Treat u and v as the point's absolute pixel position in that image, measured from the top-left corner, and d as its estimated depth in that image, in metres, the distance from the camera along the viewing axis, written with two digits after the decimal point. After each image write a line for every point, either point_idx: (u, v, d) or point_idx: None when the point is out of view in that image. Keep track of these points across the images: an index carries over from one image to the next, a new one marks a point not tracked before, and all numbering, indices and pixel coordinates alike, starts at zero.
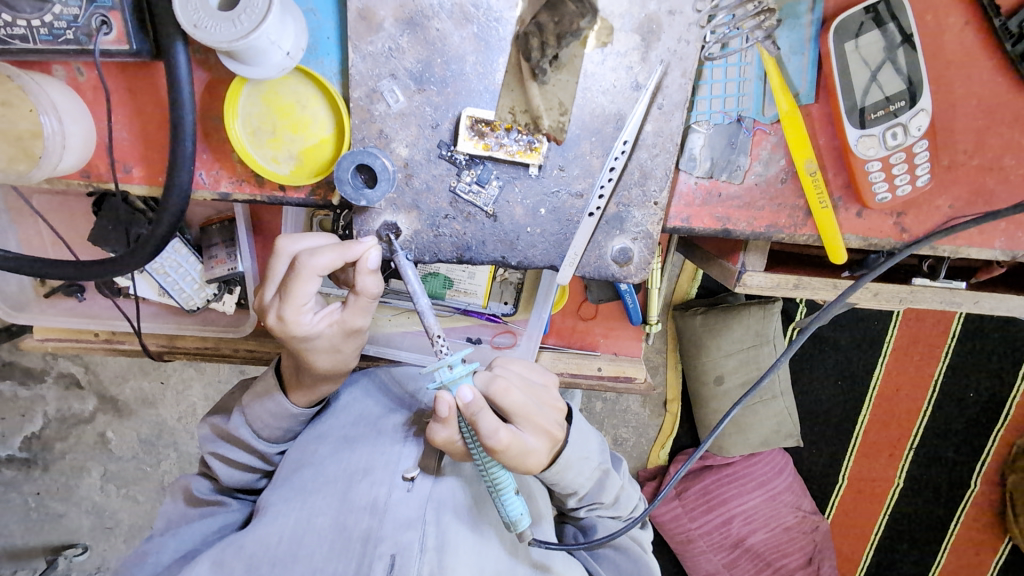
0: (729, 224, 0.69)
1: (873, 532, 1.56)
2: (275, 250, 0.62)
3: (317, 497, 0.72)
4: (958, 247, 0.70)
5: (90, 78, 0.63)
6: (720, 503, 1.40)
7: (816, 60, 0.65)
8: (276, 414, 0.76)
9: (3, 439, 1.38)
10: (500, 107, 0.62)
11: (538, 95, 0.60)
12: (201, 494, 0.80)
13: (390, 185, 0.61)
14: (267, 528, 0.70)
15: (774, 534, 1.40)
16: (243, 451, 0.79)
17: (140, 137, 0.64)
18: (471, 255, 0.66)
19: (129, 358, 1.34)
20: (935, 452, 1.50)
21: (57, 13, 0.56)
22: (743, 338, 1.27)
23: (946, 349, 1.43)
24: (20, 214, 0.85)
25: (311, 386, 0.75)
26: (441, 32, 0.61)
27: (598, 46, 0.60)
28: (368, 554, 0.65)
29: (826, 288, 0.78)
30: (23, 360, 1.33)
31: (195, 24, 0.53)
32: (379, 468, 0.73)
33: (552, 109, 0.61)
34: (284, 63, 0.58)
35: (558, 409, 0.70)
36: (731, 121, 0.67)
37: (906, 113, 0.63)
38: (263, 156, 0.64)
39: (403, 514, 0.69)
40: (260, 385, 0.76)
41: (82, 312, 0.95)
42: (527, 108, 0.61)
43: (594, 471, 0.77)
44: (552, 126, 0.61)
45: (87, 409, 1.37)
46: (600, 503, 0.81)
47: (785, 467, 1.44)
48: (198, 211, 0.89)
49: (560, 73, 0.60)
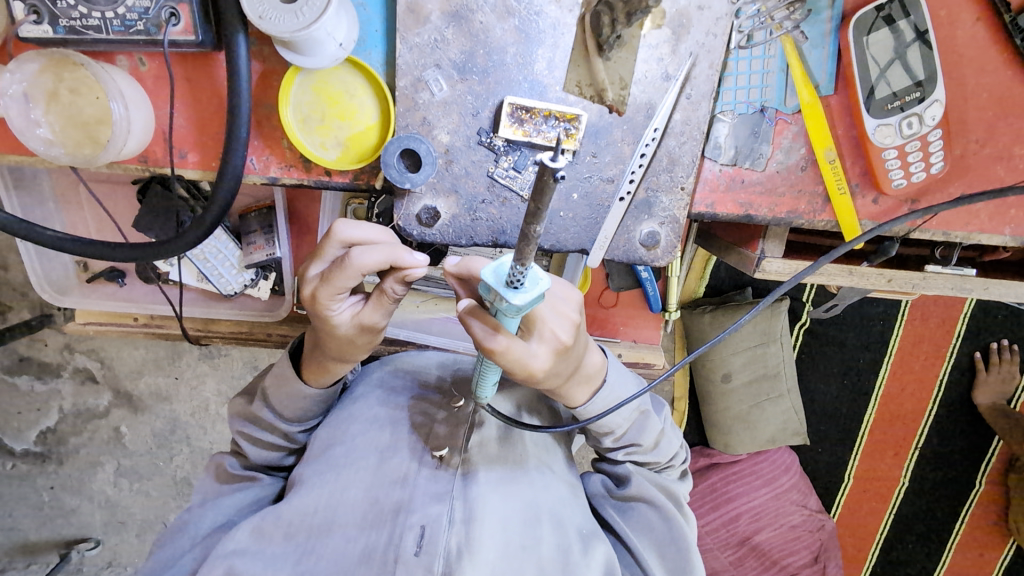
0: (751, 210, 0.72)
1: (880, 528, 1.58)
2: (327, 232, 0.61)
3: (349, 473, 0.74)
4: (969, 233, 0.74)
5: (152, 68, 0.66)
6: (726, 500, 1.43)
7: (836, 52, 0.68)
8: (296, 396, 0.78)
9: (19, 433, 1.42)
10: (568, 80, 0.65)
11: (603, 70, 0.64)
12: (233, 469, 0.82)
13: (433, 168, 0.66)
14: (305, 499, 0.73)
15: (781, 532, 1.44)
16: (269, 431, 0.82)
17: (196, 123, 0.68)
18: (506, 239, 0.69)
19: (145, 353, 1.36)
20: (941, 448, 1.53)
21: (130, 5, 0.60)
22: (752, 336, 1.32)
23: (950, 350, 1.46)
24: (67, 199, 0.89)
25: (325, 370, 0.76)
26: (484, 25, 0.64)
27: (655, 29, 0.64)
28: (399, 525, 0.69)
29: (841, 274, 0.83)
30: (39, 355, 1.36)
31: (260, 15, 0.57)
32: (406, 446, 0.78)
33: (614, 83, 0.64)
34: (337, 53, 0.62)
35: (571, 320, 0.62)
36: (755, 111, 0.70)
37: (920, 104, 0.66)
38: (313, 143, 0.68)
39: (431, 489, 0.73)
40: (277, 370, 0.78)
41: (122, 297, 0.98)
42: (592, 81, 0.64)
43: (632, 411, 0.81)
44: (614, 98, 0.64)
45: (102, 404, 1.40)
46: (639, 446, 0.84)
47: (792, 465, 1.46)
48: (238, 199, 0.93)
49: (621, 49, 0.62)
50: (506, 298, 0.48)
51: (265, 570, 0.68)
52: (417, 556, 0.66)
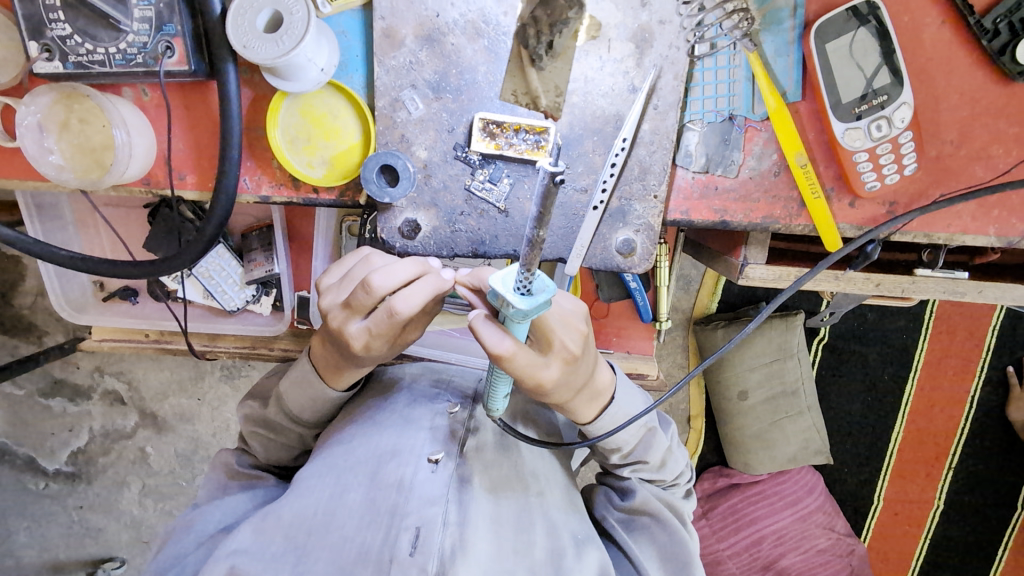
0: (726, 217, 0.73)
1: (916, 553, 1.52)
2: (368, 284, 0.61)
3: (347, 474, 0.76)
4: (952, 235, 0.73)
5: (154, 97, 0.71)
6: (749, 522, 1.39)
7: (801, 59, 0.69)
8: (315, 400, 0.81)
9: (52, 453, 1.49)
10: (504, 90, 0.69)
11: (537, 80, 0.68)
12: (241, 467, 0.85)
13: (411, 183, 0.69)
14: (306, 499, 0.74)
15: (808, 556, 1.38)
16: (281, 432, 0.85)
17: (194, 147, 0.73)
18: (486, 249, 0.72)
19: (169, 375, 1.43)
20: (970, 466, 1.47)
21: (130, 41, 0.65)
22: (766, 351, 1.31)
23: (981, 365, 1.41)
24: (86, 224, 0.96)
25: (342, 371, 0.78)
26: (456, 46, 0.68)
27: (589, 40, 0.67)
28: (395, 525, 0.70)
29: (829, 280, 0.82)
30: (72, 378, 1.43)
31: (244, 45, 0.61)
32: (405, 451, 0.78)
33: (549, 92, 0.69)
34: (318, 78, 0.66)
35: (580, 333, 0.64)
36: (723, 119, 0.71)
37: (890, 106, 0.67)
38: (300, 162, 0.72)
39: (427, 491, 0.73)
40: (296, 373, 0.80)
41: (135, 314, 1.03)
42: (527, 90, 0.69)
43: (639, 428, 0.81)
44: (550, 105, 0.69)
45: (129, 424, 1.46)
46: (645, 463, 0.84)
47: (817, 486, 1.43)
48: (240, 219, 0.98)
49: (556, 61, 0.68)
50: (516, 302, 0.49)
51: (266, 569, 0.68)
52: (412, 556, 0.67)
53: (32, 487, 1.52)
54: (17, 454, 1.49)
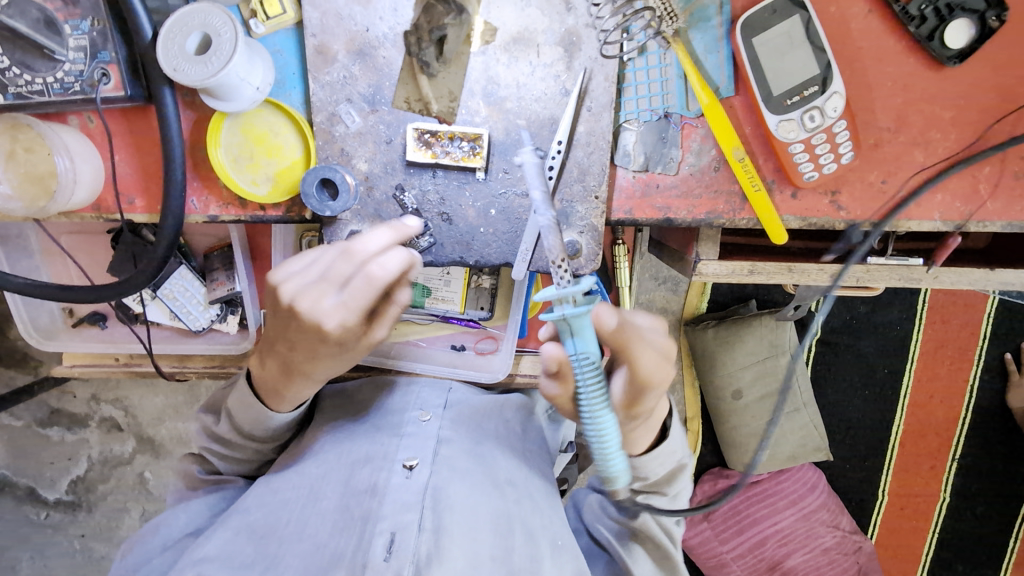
0: (670, 213, 0.73)
1: (924, 549, 1.49)
2: (353, 251, 0.58)
3: (321, 483, 0.77)
4: (898, 221, 0.72)
5: (99, 125, 0.73)
6: (751, 523, 1.37)
7: (731, 55, 0.70)
8: (257, 420, 0.77)
9: (51, 483, 1.49)
10: (395, 98, 0.69)
11: (427, 86, 0.69)
12: (201, 475, 0.83)
13: (351, 197, 0.69)
14: (279, 511, 0.74)
15: (813, 556, 1.36)
16: (237, 449, 0.82)
17: (141, 171, 0.74)
18: (432, 257, 0.72)
19: (164, 400, 1.44)
20: (974, 456, 1.45)
21: (67, 70, 0.67)
22: (757, 348, 1.28)
23: (978, 353, 1.40)
24: (51, 252, 0.97)
25: (286, 392, 0.74)
26: (387, 59, 0.69)
27: (482, 45, 0.69)
28: (368, 531, 0.70)
29: (781, 272, 0.81)
30: (69, 407, 1.45)
31: (174, 67, 0.62)
32: (379, 456, 0.79)
33: (442, 98, 0.70)
34: (255, 96, 0.68)
35: None
36: (659, 117, 0.71)
37: (820, 97, 0.67)
38: (244, 180, 0.73)
39: (403, 496, 0.74)
40: (237, 393, 0.76)
41: (103, 339, 1.04)
42: (418, 97, 0.69)
43: (674, 463, 0.77)
44: (442, 110, 0.70)
45: (127, 450, 1.47)
46: (661, 494, 0.79)
47: (818, 483, 1.40)
48: (202, 240, 0.99)
49: (449, 68, 0.69)
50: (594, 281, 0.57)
51: (233, 575, 0.66)
52: (388, 561, 0.68)
53: (33, 517, 1.52)
54: (17, 485, 1.50)
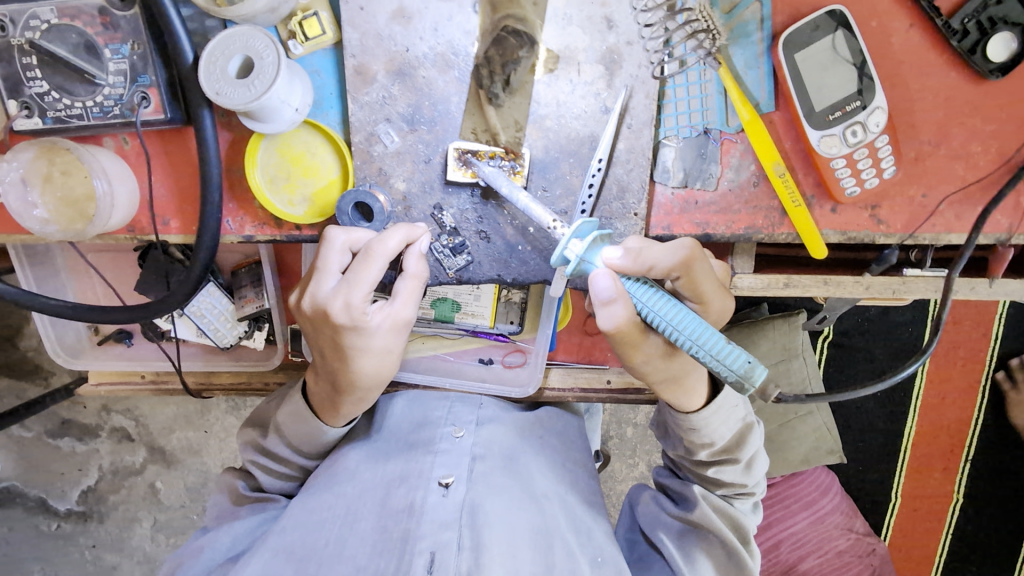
0: (708, 229, 0.72)
1: (937, 551, 1.48)
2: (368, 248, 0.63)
3: (357, 503, 0.77)
4: (938, 234, 0.71)
5: (134, 145, 0.72)
6: (763, 526, 1.31)
7: (771, 71, 0.69)
8: (311, 435, 0.79)
9: (62, 494, 1.47)
10: (464, 128, 0.69)
11: (496, 116, 0.69)
12: (245, 492, 0.83)
13: (385, 222, 0.69)
14: (316, 532, 0.74)
15: (828, 560, 1.28)
16: (283, 463, 0.83)
17: (176, 192, 0.73)
18: (470, 275, 0.72)
19: (176, 410, 1.44)
20: (989, 457, 1.44)
21: (107, 94, 0.67)
22: (770, 353, 1.18)
23: (989, 353, 1.40)
24: (78, 270, 0.96)
25: (339, 408, 0.75)
26: (427, 79, 0.69)
27: (547, 73, 0.68)
28: (408, 552, 0.69)
29: (817, 285, 0.80)
30: (80, 418, 1.44)
31: (217, 91, 0.62)
32: (414, 476, 0.79)
33: (509, 127, 0.69)
34: (294, 118, 0.67)
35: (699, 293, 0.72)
36: (698, 134, 0.71)
37: (863, 112, 0.67)
38: (280, 200, 0.72)
39: (440, 516, 0.73)
40: (290, 406, 0.78)
41: (128, 356, 1.04)
42: (486, 128, 0.69)
43: (739, 421, 0.77)
44: (510, 141, 0.69)
45: (138, 460, 1.46)
46: (732, 460, 0.78)
47: (832, 485, 1.33)
48: (229, 257, 0.99)
49: (514, 97, 0.69)
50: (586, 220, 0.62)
51: None
52: None
53: (44, 528, 1.50)
54: (28, 496, 1.47)
